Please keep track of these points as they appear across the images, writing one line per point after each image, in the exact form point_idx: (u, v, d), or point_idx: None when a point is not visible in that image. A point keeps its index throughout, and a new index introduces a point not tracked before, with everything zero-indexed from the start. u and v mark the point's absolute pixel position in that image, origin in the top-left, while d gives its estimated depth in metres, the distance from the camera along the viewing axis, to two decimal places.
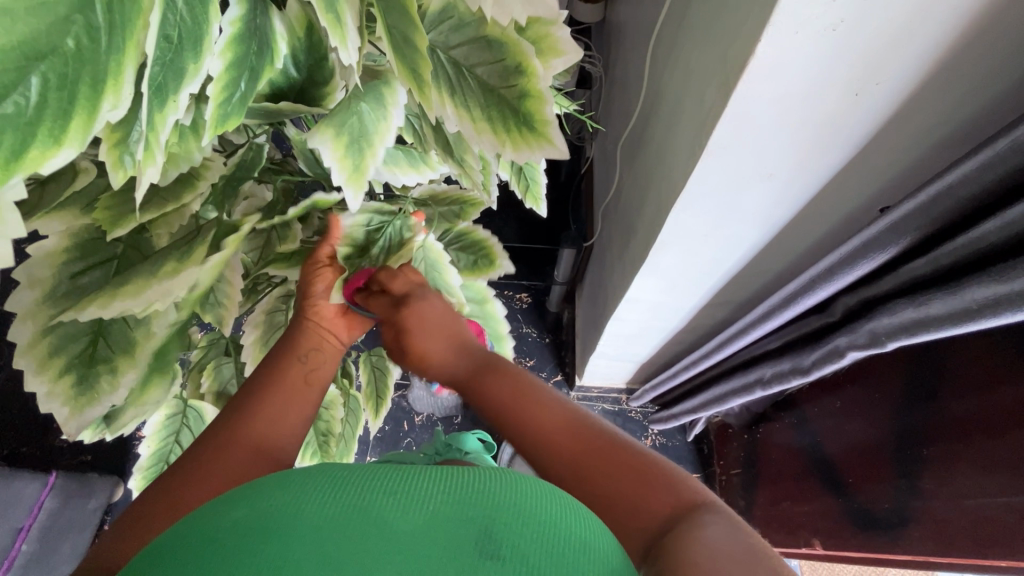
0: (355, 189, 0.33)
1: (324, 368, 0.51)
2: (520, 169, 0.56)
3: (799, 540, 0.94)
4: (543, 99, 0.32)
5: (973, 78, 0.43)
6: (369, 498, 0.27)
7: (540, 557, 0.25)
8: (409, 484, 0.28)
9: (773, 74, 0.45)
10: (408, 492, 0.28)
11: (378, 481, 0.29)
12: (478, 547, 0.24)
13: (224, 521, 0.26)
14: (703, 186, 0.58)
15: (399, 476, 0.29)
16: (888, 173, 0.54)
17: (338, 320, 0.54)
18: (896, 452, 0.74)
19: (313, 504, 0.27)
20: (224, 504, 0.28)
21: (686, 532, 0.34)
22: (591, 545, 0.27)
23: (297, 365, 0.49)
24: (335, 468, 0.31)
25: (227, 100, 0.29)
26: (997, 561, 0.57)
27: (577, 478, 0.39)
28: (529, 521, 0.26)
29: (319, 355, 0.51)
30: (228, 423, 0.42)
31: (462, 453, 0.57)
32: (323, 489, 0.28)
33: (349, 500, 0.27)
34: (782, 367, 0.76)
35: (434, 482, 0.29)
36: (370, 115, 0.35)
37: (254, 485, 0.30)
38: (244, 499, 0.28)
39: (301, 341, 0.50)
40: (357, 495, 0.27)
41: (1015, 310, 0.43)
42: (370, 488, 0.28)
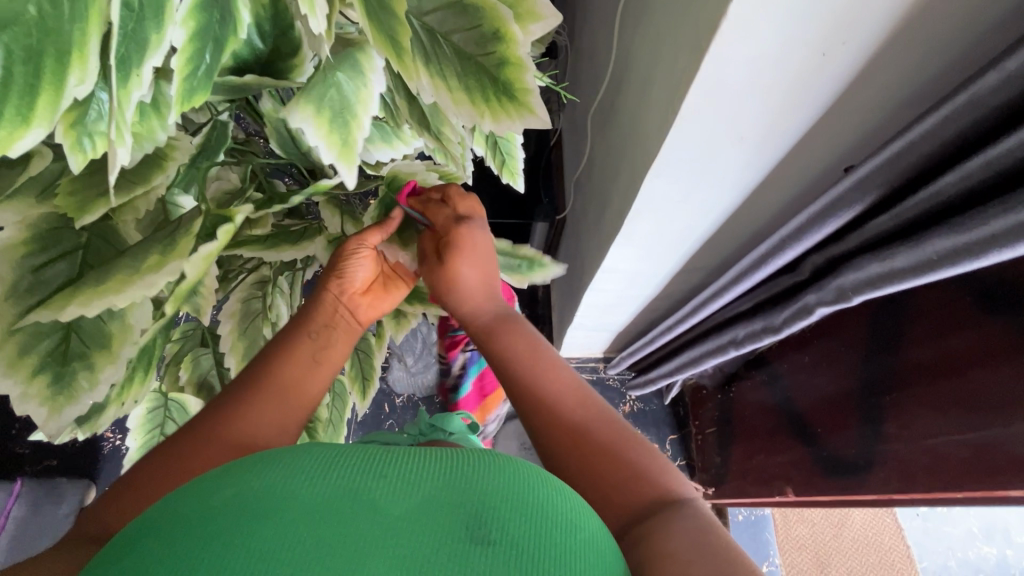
0: (347, 164, 0.32)
1: (335, 347, 0.51)
2: (493, 146, 0.57)
3: (773, 489, 1.00)
4: (522, 66, 0.31)
5: (936, 36, 0.44)
6: (358, 482, 0.28)
7: (532, 541, 0.27)
8: (395, 467, 0.29)
9: (743, 37, 0.45)
10: (397, 475, 0.29)
11: (367, 463, 0.30)
12: (468, 527, 0.26)
13: (217, 497, 0.27)
14: (677, 153, 0.59)
15: (388, 458, 0.30)
16: (856, 132, 0.55)
17: (360, 298, 0.55)
18: (861, 400, 0.78)
19: (302, 490, 0.28)
20: (207, 487, 0.29)
21: (661, 522, 0.36)
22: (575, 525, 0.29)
23: (309, 342, 0.49)
24: (322, 447, 0.32)
25: (192, 74, 0.29)
26: (953, 492, 0.62)
27: (574, 443, 0.42)
28: (518, 504, 0.28)
29: (333, 330, 0.52)
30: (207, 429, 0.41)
31: (447, 434, 0.59)
32: (320, 467, 0.29)
33: (343, 483, 0.28)
34: (754, 327, 0.79)
35: (423, 467, 0.30)
36: (349, 85, 0.34)
37: (250, 460, 0.31)
38: (236, 477, 0.29)
39: (315, 318, 0.51)
40: (348, 478, 0.29)
41: (971, 259, 0.46)
42: (360, 470, 0.29)
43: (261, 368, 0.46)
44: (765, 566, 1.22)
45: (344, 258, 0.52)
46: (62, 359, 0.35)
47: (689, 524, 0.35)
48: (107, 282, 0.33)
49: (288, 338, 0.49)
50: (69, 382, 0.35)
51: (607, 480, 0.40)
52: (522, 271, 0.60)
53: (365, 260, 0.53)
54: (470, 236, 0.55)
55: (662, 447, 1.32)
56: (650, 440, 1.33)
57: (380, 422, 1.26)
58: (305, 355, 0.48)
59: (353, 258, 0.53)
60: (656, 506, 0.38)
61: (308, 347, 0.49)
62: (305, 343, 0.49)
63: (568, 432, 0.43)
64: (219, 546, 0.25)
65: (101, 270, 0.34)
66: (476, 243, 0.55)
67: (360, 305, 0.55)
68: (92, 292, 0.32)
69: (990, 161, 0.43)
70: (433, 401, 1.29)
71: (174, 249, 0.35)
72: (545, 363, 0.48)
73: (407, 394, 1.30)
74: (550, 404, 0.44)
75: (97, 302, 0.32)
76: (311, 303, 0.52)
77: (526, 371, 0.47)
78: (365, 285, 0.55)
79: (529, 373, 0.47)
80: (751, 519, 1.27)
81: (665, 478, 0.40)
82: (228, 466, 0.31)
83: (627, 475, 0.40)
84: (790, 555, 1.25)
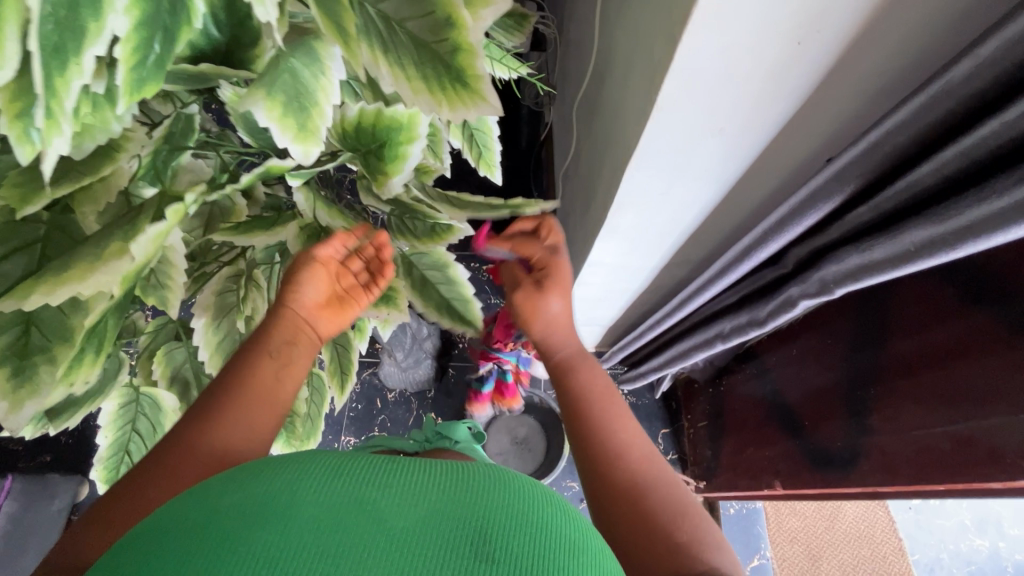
0: (303, 147, 0.32)
1: (296, 364, 0.49)
2: (470, 136, 0.57)
3: (762, 483, 0.99)
4: (474, 53, 0.30)
5: (911, 24, 0.43)
6: (360, 489, 0.28)
7: (529, 558, 0.26)
8: (399, 476, 0.29)
9: (715, 26, 0.44)
10: (400, 484, 0.29)
11: (368, 473, 0.30)
12: (471, 544, 0.26)
13: (219, 506, 0.28)
14: (656, 144, 0.59)
15: (392, 469, 0.30)
16: (835, 122, 0.54)
17: (323, 312, 0.52)
18: (847, 394, 0.77)
19: (302, 498, 0.28)
20: (208, 494, 0.29)
21: None
22: (571, 541, 0.29)
23: (269, 361, 0.48)
24: (324, 456, 0.32)
25: (140, 64, 0.29)
26: (935, 485, 0.61)
27: (633, 485, 0.45)
28: (518, 523, 0.28)
29: (294, 346, 0.50)
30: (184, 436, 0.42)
31: (450, 441, 0.59)
32: (319, 476, 0.29)
33: (343, 493, 0.28)
34: (740, 320, 0.78)
35: (429, 479, 0.30)
36: (305, 71, 0.33)
37: (254, 469, 0.32)
38: (234, 488, 0.29)
39: (275, 335, 0.49)
40: (349, 488, 0.28)
41: (948, 250, 0.45)
42: (361, 480, 0.29)
43: (223, 388, 0.45)
44: (756, 559, 1.23)
45: (297, 270, 0.50)
46: (20, 353, 0.35)
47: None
48: (70, 270, 0.32)
49: (249, 357, 0.48)
50: (28, 375, 0.35)
51: (653, 527, 0.42)
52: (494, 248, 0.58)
53: (321, 270, 0.51)
54: (563, 265, 0.61)
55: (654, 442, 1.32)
56: None
57: (372, 418, 1.27)
58: (267, 376, 0.47)
59: (310, 268, 0.50)
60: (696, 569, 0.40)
61: (269, 367, 0.47)
62: (267, 364, 0.48)
63: (630, 469, 0.46)
64: (188, 560, 0.24)
65: (64, 259, 0.33)
66: (566, 271, 0.61)
67: (320, 319, 0.53)
68: (56, 280, 0.32)
69: (965, 152, 0.42)
70: (424, 396, 1.30)
71: (136, 235, 0.34)
72: (617, 404, 0.52)
73: (399, 389, 1.30)
74: (619, 440, 0.48)
75: (64, 289, 0.31)
76: (269, 322, 0.50)
77: (595, 405, 0.51)
78: (324, 299, 0.52)
79: (602, 404, 0.51)
80: (743, 512, 1.26)
81: (710, 555, 0.41)
82: (227, 476, 0.31)
83: (674, 537, 0.42)
84: (783, 549, 1.24)
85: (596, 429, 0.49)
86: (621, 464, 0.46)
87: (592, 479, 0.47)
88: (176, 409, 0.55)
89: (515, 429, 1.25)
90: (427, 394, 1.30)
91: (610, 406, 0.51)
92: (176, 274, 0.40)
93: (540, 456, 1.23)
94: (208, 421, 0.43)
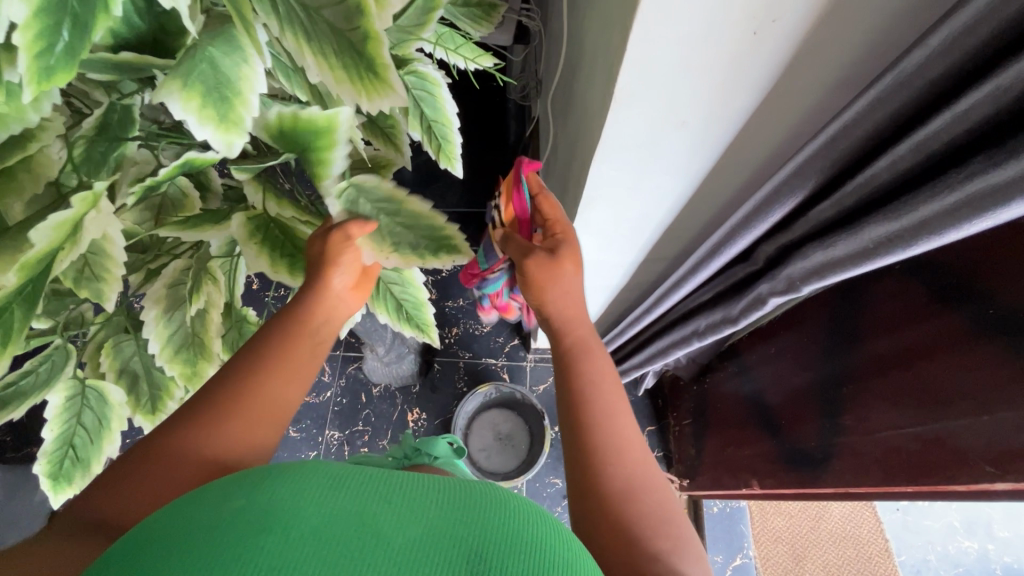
0: (224, 140, 0.32)
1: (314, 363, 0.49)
2: (429, 128, 0.57)
3: (741, 481, 0.99)
4: (381, 42, 0.29)
5: (867, 13, 0.42)
6: (362, 504, 0.30)
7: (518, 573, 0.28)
8: (398, 493, 0.31)
9: (666, 16, 0.43)
10: (399, 501, 0.31)
11: (370, 488, 0.31)
12: (468, 563, 0.28)
13: (226, 509, 0.29)
14: (618, 136, 0.58)
15: (391, 484, 0.32)
16: (799, 114, 0.53)
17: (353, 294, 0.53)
18: (822, 394, 0.76)
19: (310, 506, 0.29)
20: (210, 501, 0.30)
21: None
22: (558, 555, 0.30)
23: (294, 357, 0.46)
24: (328, 466, 0.33)
25: (44, 53, 0.28)
26: (903, 487, 0.60)
27: (630, 486, 0.42)
28: (509, 541, 0.29)
29: (328, 326, 0.51)
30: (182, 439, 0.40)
31: (431, 459, 0.59)
32: (323, 485, 0.31)
33: (346, 506, 0.30)
34: (714, 317, 0.77)
35: (430, 498, 0.31)
36: (225, 60, 0.32)
37: (237, 484, 0.32)
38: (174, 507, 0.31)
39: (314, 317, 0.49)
40: (352, 501, 0.30)
41: (905, 247, 0.44)
42: (364, 493, 0.30)
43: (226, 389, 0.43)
44: (739, 557, 1.22)
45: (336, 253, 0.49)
46: None
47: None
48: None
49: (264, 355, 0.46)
50: None
51: (637, 532, 0.40)
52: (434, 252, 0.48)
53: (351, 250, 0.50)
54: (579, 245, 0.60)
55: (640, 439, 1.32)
56: None
57: (356, 413, 1.27)
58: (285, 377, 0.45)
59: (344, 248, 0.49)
60: None
61: (295, 362, 0.46)
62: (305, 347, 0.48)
63: (627, 466, 0.43)
64: None
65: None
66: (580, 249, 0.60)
67: (350, 299, 0.54)
68: None
69: (919, 144, 0.41)
70: (409, 390, 1.30)
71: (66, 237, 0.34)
72: (619, 395, 0.48)
73: (384, 384, 1.31)
74: (618, 435, 0.45)
75: None
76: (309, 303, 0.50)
77: (598, 393, 0.47)
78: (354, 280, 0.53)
79: (604, 393, 0.48)
80: (727, 511, 1.25)
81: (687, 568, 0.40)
82: (229, 481, 0.32)
83: (655, 547, 0.40)
84: (767, 548, 1.24)
85: (599, 427, 0.45)
86: (618, 468, 0.43)
87: (585, 477, 0.43)
88: (124, 402, 0.55)
89: (498, 425, 1.25)
90: (411, 389, 1.30)
91: (610, 395, 0.48)
92: (113, 268, 0.40)
93: (522, 452, 1.23)
94: (212, 421, 0.41)
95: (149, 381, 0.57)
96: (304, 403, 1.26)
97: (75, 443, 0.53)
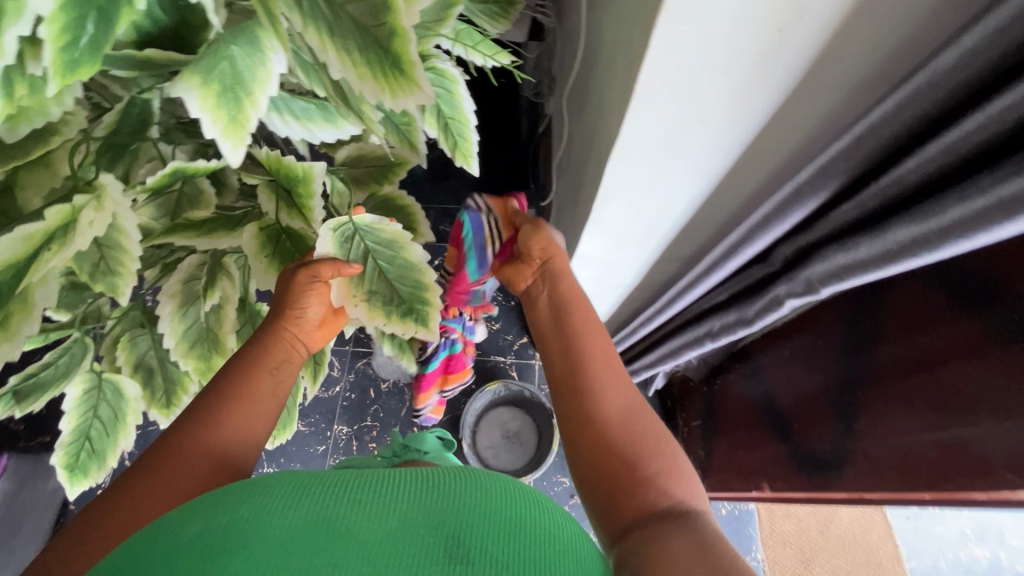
0: (233, 142, 0.31)
1: (289, 381, 0.54)
2: (445, 125, 0.56)
3: (751, 484, 0.98)
4: (408, 38, 0.29)
5: (897, 11, 0.41)
6: (333, 508, 0.31)
7: (503, 558, 0.30)
8: (370, 493, 0.33)
9: (691, 12, 0.43)
10: (369, 501, 0.32)
11: (342, 491, 0.33)
12: (446, 548, 0.29)
13: (183, 536, 0.30)
14: (637, 133, 0.57)
15: (362, 483, 0.34)
16: (821, 113, 0.52)
17: (313, 333, 0.59)
18: (837, 397, 0.76)
19: (271, 518, 0.31)
20: (175, 525, 0.32)
21: (673, 527, 0.38)
22: (550, 544, 0.31)
23: (269, 376, 0.52)
24: (292, 477, 0.35)
25: (70, 46, 0.28)
26: (920, 493, 0.59)
27: (622, 422, 0.45)
28: (496, 528, 0.31)
29: (288, 366, 0.55)
30: (180, 438, 0.45)
31: (421, 453, 0.59)
32: (286, 496, 0.32)
33: (314, 510, 0.31)
34: (728, 319, 0.76)
35: (402, 494, 0.33)
36: (244, 62, 0.32)
37: (216, 498, 0.33)
38: (196, 515, 0.32)
39: (276, 352, 0.54)
40: (323, 505, 0.32)
41: (929, 251, 0.43)
42: (335, 497, 0.32)
43: (220, 391, 0.49)
44: (747, 560, 1.21)
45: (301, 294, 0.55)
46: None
47: (691, 534, 0.38)
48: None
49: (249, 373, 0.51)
50: None
51: (634, 463, 0.43)
52: (402, 313, 0.54)
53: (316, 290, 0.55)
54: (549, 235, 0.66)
55: None
56: None
57: (364, 409, 1.28)
58: (268, 387, 0.51)
59: (308, 290, 0.55)
60: (672, 510, 0.40)
61: (268, 383, 0.51)
62: (267, 378, 0.52)
63: (618, 404, 0.46)
64: None
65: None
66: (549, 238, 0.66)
67: (312, 336, 0.59)
68: None
69: (948, 147, 0.41)
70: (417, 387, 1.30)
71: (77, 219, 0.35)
72: (602, 344, 0.51)
73: (393, 380, 1.31)
74: (603, 378, 0.48)
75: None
76: (268, 338, 0.55)
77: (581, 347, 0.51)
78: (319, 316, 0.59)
79: (585, 345, 0.51)
80: (735, 513, 1.25)
81: (684, 489, 0.42)
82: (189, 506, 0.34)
83: (646, 472, 0.43)
84: (775, 551, 1.23)
85: (586, 367, 0.49)
86: (613, 396, 0.47)
87: (578, 417, 0.46)
88: (140, 395, 0.56)
89: (506, 424, 1.25)
90: None
91: (592, 346, 0.51)
92: (129, 262, 0.40)
93: (530, 451, 1.23)
94: (206, 421, 0.46)
95: (164, 376, 0.57)
96: (313, 398, 1.26)
97: (91, 435, 0.54)
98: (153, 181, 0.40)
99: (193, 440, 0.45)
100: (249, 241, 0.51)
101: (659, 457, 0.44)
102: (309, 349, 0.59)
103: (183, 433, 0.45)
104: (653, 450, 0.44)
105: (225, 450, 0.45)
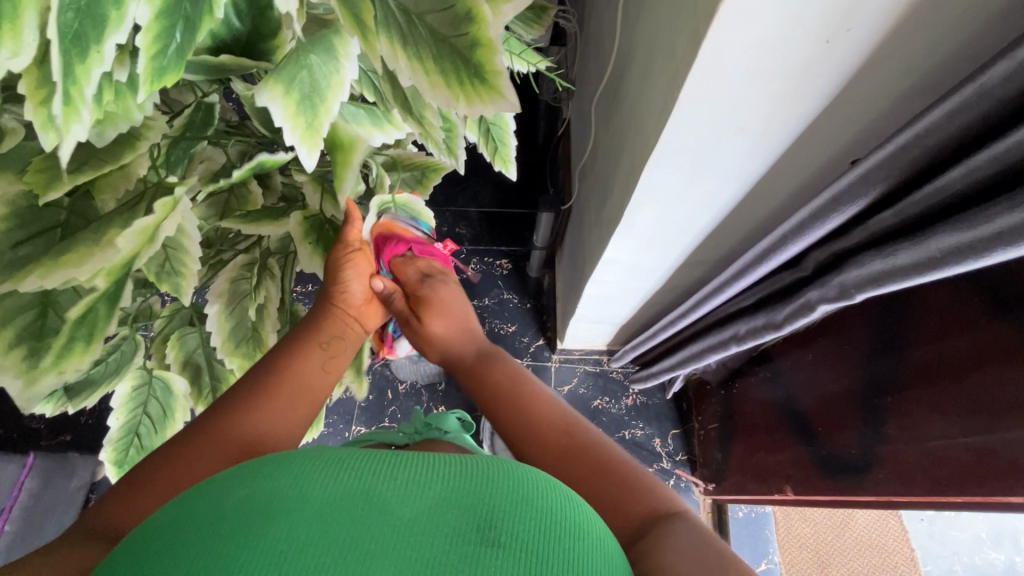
0: (309, 146, 0.34)
1: (341, 357, 0.55)
2: (487, 132, 0.57)
3: (772, 487, 0.98)
4: (493, 48, 0.29)
5: (944, 23, 0.42)
6: (367, 483, 0.31)
7: (539, 545, 0.29)
8: (403, 469, 0.32)
9: (741, 22, 0.43)
10: (402, 477, 0.31)
11: (373, 465, 0.32)
12: (477, 530, 0.28)
13: (226, 501, 0.29)
14: (675, 141, 0.58)
15: (395, 462, 0.33)
16: (860, 123, 0.53)
17: (364, 307, 0.60)
18: (862, 401, 0.76)
19: (312, 488, 0.30)
20: (218, 487, 0.31)
21: (657, 534, 0.38)
22: (586, 527, 0.31)
23: (319, 352, 0.53)
24: (330, 450, 0.34)
25: (160, 54, 0.29)
26: (953, 498, 0.60)
27: (565, 462, 0.46)
28: (524, 506, 0.30)
29: (341, 343, 0.56)
30: (224, 417, 0.45)
31: (442, 432, 0.59)
32: (325, 468, 0.32)
33: (349, 483, 0.31)
34: (756, 322, 0.77)
35: (434, 470, 0.32)
36: (321, 70, 0.35)
37: (249, 467, 0.33)
38: (241, 479, 0.31)
39: (325, 329, 0.55)
40: (357, 479, 0.31)
41: (978, 257, 0.44)
42: (367, 471, 0.32)
43: (263, 373, 0.50)
44: (764, 563, 1.22)
45: (341, 267, 0.56)
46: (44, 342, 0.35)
47: (680, 532, 0.38)
48: (71, 255, 0.35)
49: (297, 349, 0.52)
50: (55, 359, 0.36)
51: (598, 495, 0.43)
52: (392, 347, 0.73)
53: (358, 255, 0.56)
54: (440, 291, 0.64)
55: (664, 442, 1.31)
56: (651, 433, 1.32)
57: (382, 410, 1.28)
58: (313, 370, 0.52)
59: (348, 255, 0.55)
60: (649, 521, 0.41)
61: (316, 358, 0.52)
62: (317, 353, 0.53)
63: (556, 452, 0.47)
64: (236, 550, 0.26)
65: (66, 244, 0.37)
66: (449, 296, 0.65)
67: (364, 314, 0.60)
68: (54, 263, 0.35)
69: (998, 155, 0.41)
70: (434, 388, 1.31)
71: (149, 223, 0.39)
72: (528, 383, 0.55)
73: (410, 381, 1.32)
74: (537, 431, 0.49)
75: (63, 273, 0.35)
76: (318, 316, 0.56)
77: (506, 400, 0.54)
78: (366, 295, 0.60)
79: (510, 397, 0.54)
80: (752, 516, 1.25)
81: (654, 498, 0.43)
82: (239, 469, 0.33)
83: (611, 490, 0.44)
84: (792, 555, 1.24)
85: (517, 414, 0.52)
86: (553, 434, 0.49)
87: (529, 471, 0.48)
88: (187, 393, 0.58)
89: None
90: (437, 386, 1.31)
91: (528, 403, 0.52)
92: (190, 263, 0.42)
93: None
94: (246, 408, 0.46)
95: (210, 373, 0.61)
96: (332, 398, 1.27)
97: (140, 431, 0.56)
98: (238, 174, 0.43)
99: (237, 418, 0.45)
100: (294, 226, 0.51)
101: (618, 474, 0.45)
102: (361, 326, 0.60)
103: (222, 417, 0.45)
104: (608, 470, 0.45)
105: (262, 435, 0.45)
